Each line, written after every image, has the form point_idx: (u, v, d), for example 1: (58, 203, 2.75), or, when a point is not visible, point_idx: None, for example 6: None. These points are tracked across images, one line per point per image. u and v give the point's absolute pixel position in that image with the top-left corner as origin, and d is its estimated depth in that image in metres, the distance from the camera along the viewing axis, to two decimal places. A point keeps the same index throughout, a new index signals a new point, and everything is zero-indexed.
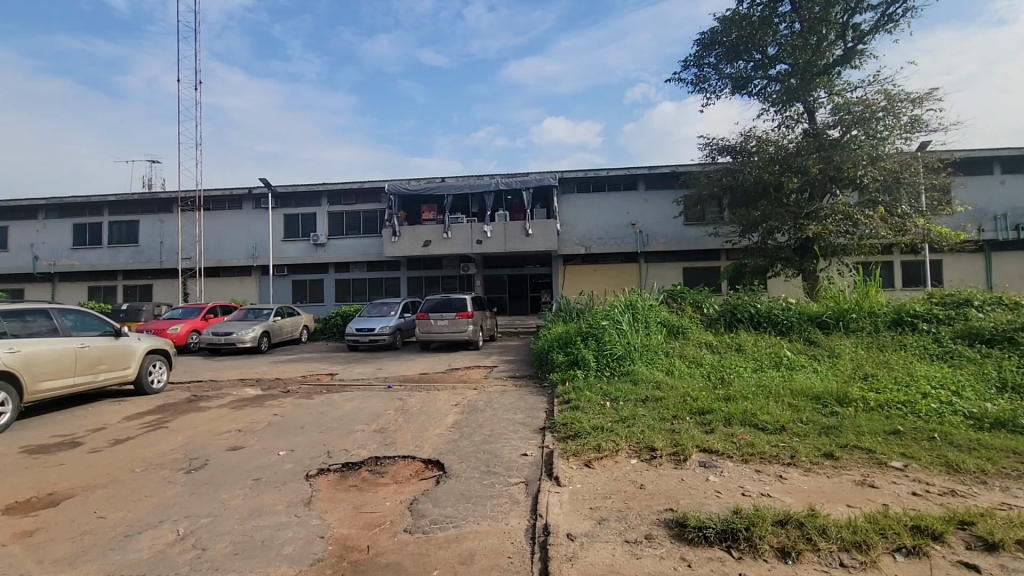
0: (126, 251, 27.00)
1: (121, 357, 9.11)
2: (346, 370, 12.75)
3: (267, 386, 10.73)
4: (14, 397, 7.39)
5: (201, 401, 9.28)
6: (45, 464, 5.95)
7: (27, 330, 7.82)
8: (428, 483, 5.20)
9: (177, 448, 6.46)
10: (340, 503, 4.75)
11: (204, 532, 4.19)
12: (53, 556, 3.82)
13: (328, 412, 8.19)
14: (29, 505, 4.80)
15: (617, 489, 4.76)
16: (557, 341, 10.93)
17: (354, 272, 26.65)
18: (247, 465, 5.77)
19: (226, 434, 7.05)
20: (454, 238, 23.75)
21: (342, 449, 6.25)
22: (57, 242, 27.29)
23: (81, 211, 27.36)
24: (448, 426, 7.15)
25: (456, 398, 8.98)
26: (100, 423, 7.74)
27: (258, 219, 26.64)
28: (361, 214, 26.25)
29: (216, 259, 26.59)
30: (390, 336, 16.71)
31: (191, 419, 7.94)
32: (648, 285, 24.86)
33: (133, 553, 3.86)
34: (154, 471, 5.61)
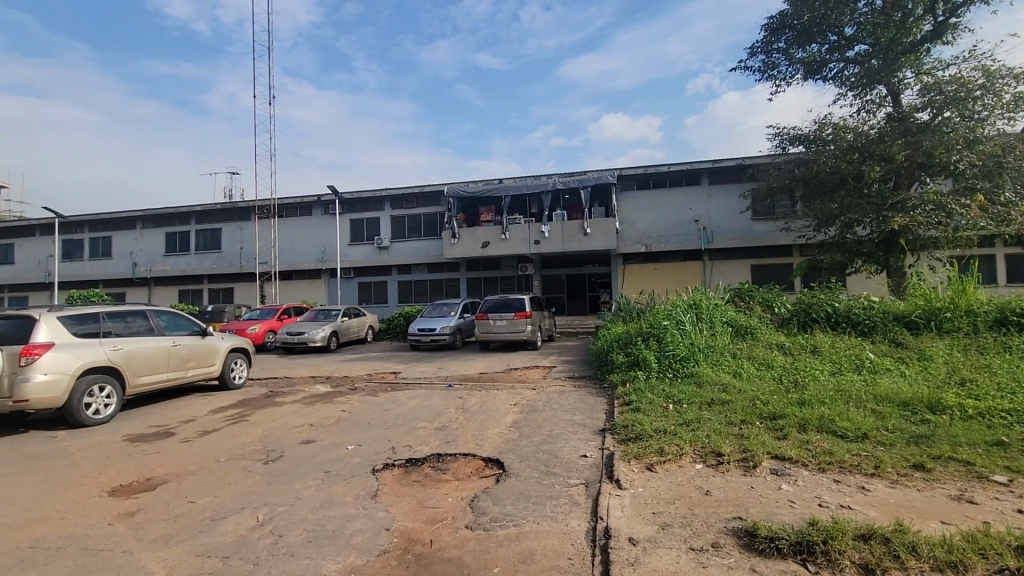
0: (211, 256, 29.21)
1: (207, 355, 9.87)
2: (409, 368, 13.16)
3: (336, 383, 11.26)
4: (118, 390, 8.19)
5: (277, 397, 9.89)
6: (144, 451, 6.55)
7: (129, 330, 8.64)
8: (488, 481, 5.26)
9: (257, 440, 6.92)
10: (404, 498, 4.90)
11: (280, 519, 4.46)
12: (152, 536, 4.20)
13: (393, 409, 8.48)
14: (131, 488, 5.30)
15: (681, 494, 4.60)
16: (617, 341, 10.75)
17: (415, 274, 27.44)
18: (318, 458, 6.09)
19: (300, 428, 7.47)
20: (512, 239, 23.91)
21: (405, 445, 6.45)
22: (152, 249, 29.95)
23: (172, 221, 29.88)
24: (507, 426, 7.21)
25: (515, 398, 9.04)
26: (190, 415, 8.43)
27: (327, 224, 28.03)
28: (421, 217, 27.00)
29: (289, 263, 28.23)
30: (451, 336, 17.08)
31: (268, 413, 8.47)
32: (713, 283, 23.91)
33: (218, 536, 4.17)
34: (237, 461, 6.04)
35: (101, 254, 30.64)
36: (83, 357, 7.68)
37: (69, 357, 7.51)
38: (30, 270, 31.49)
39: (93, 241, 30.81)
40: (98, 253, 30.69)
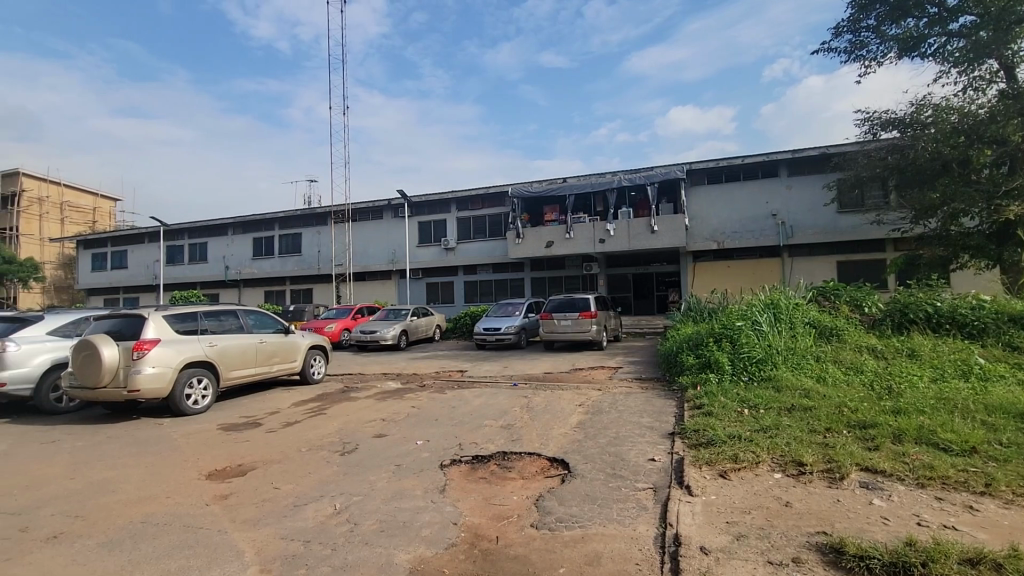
0: (292, 259, 31.23)
1: (289, 351, 10.55)
2: (475, 367, 13.41)
3: (405, 380, 11.68)
4: (214, 383, 8.95)
5: (351, 392, 10.40)
6: (235, 439, 7.12)
7: (222, 328, 9.41)
8: (553, 481, 5.26)
9: (334, 432, 7.32)
10: (471, 493, 5.00)
11: (356, 508, 4.69)
12: (243, 518, 4.56)
13: (459, 406, 8.67)
14: (225, 472, 5.78)
15: (758, 504, 4.36)
16: (687, 342, 10.37)
17: (481, 274, 27.88)
18: (389, 451, 6.34)
19: (372, 422, 7.82)
20: (576, 238, 23.71)
21: (472, 443, 6.57)
22: (242, 253, 32.46)
23: (258, 227, 32.23)
24: (572, 426, 7.16)
25: (580, 398, 8.97)
26: (275, 408, 9.06)
27: (397, 227, 29.13)
28: (486, 218, 27.41)
29: (362, 265, 29.60)
30: (515, 335, 17.21)
31: (344, 407, 8.94)
32: (793, 281, 22.47)
33: (301, 521, 4.45)
34: (316, 452, 6.42)
35: (198, 258, 33.61)
36: (184, 352, 8.46)
37: (172, 351, 8.30)
38: (140, 273, 35.11)
39: (192, 247, 33.86)
40: (195, 257, 33.69)
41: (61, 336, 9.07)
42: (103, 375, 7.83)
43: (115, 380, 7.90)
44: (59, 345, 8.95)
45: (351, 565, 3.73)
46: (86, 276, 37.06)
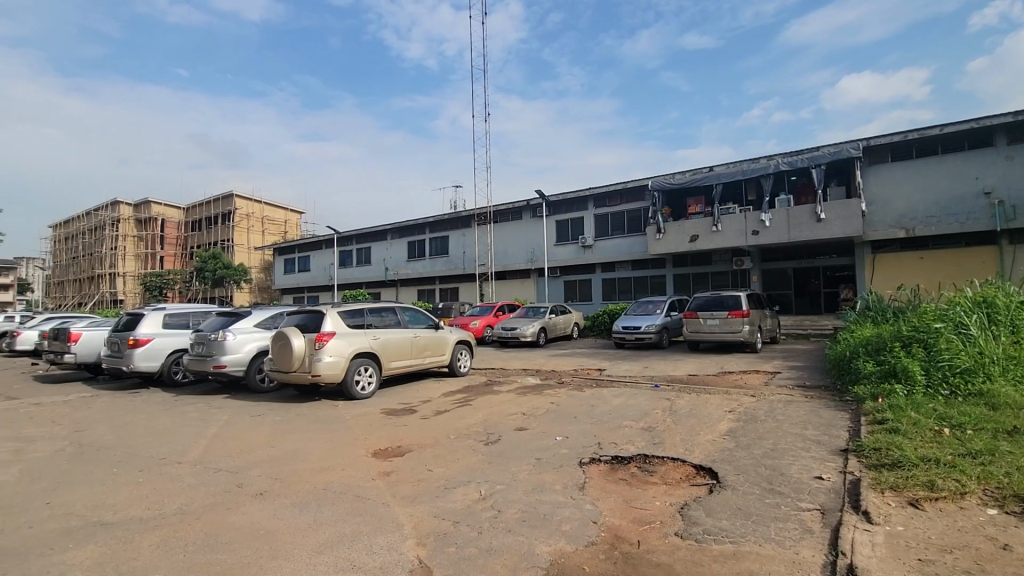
0: (440, 260, 33.79)
1: (439, 345, 11.42)
2: (614, 366, 13.18)
3: (544, 377, 11.92)
4: (377, 372, 10.05)
5: (494, 386, 10.93)
6: (395, 423, 7.92)
7: (383, 322, 10.51)
8: (700, 490, 4.94)
9: (479, 423, 7.75)
10: (611, 494, 4.92)
11: (500, 496, 4.90)
12: (403, 494, 5.05)
13: (598, 405, 8.60)
14: (387, 452, 6.46)
15: (964, 543, 3.61)
16: (865, 346, 8.99)
17: (619, 272, 27.30)
18: (530, 444, 6.53)
19: (514, 416, 8.12)
20: (725, 231, 21.98)
21: (611, 442, 6.46)
22: (399, 256, 35.99)
23: (412, 231, 35.48)
24: (721, 433, 6.66)
25: (730, 404, 8.31)
26: (428, 397, 9.88)
27: (535, 227, 29.84)
28: (625, 214, 26.75)
29: (503, 264, 30.88)
30: (657, 335, 16.55)
31: (488, 400, 9.41)
32: (1014, 274, 18.23)
33: (451, 503, 4.79)
34: (463, 440, 6.86)
35: (364, 262, 38.08)
36: (354, 344, 9.64)
37: (345, 343, 9.50)
38: (320, 275, 40.86)
39: (358, 251, 38.47)
40: (362, 261, 38.20)
41: (263, 328, 10.94)
42: (293, 361, 9.26)
43: (302, 366, 9.29)
44: (262, 335, 10.80)
45: (495, 550, 3.91)
46: (280, 278, 44.22)
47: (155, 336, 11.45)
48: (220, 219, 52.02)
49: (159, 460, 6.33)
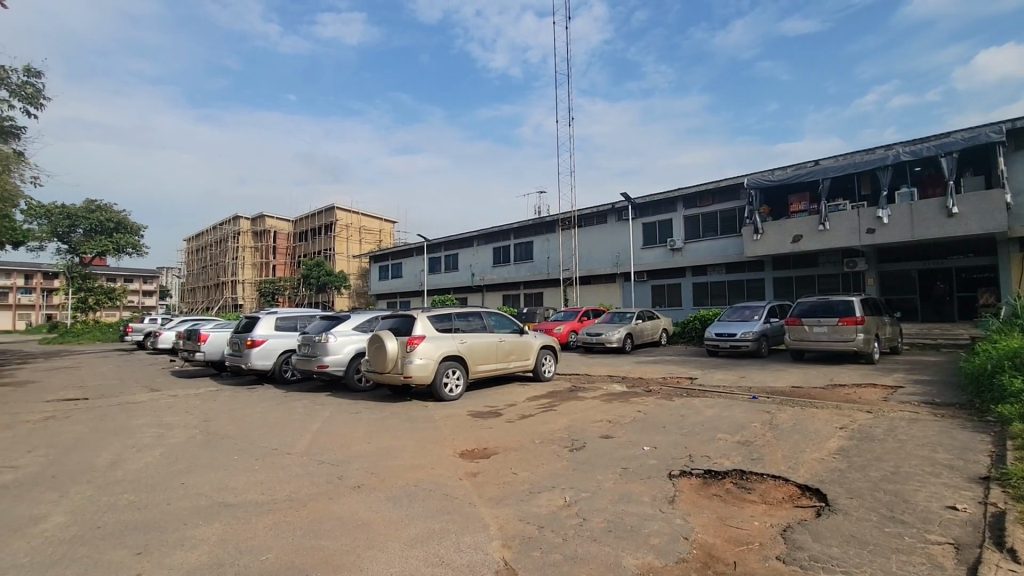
0: (525, 266, 34.16)
1: (524, 350, 11.53)
2: (706, 375, 12.52)
3: (632, 384, 11.57)
4: (464, 374, 10.35)
5: (579, 391, 10.81)
6: (481, 425, 8.08)
7: (470, 326, 10.79)
8: (805, 512, 4.53)
9: (563, 428, 7.71)
10: (703, 509, 4.66)
11: (585, 504, 4.83)
12: (488, 495, 5.14)
13: (689, 415, 8.20)
14: (474, 453, 6.61)
15: None
16: (1011, 359, 7.80)
17: (712, 275, 25.95)
18: (616, 453, 6.36)
19: (599, 423, 7.97)
20: (834, 230, 20.14)
21: (704, 455, 6.13)
22: (484, 262, 36.88)
23: (497, 237, 36.22)
24: (830, 451, 6.07)
25: (841, 420, 7.57)
26: (513, 401, 9.99)
27: (621, 230, 29.22)
28: (718, 214, 25.42)
29: (588, 269, 30.56)
30: (754, 342, 15.49)
31: (573, 406, 9.32)
32: None
33: (536, 507, 4.80)
34: (548, 445, 6.84)
35: (452, 268, 39.47)
36: (443, 347, 10.00)
37: (434, 346, 9.88)
38: (411, 281, 42.91)
39: (447, 258, 39.95)
40: (450, 267, 39.62)
41: (360, 332, 11.68)
42: (387, 363, 9.78)
43: (394, 368, 9.78)
44: (359, 338, 11.54)
45: (580, 557, 3.85)
46: (376, 284, 47.01)
47: (269, 337, 12.62)
48: (323, 230, 56.40)
49: (272, 450, 6.96)
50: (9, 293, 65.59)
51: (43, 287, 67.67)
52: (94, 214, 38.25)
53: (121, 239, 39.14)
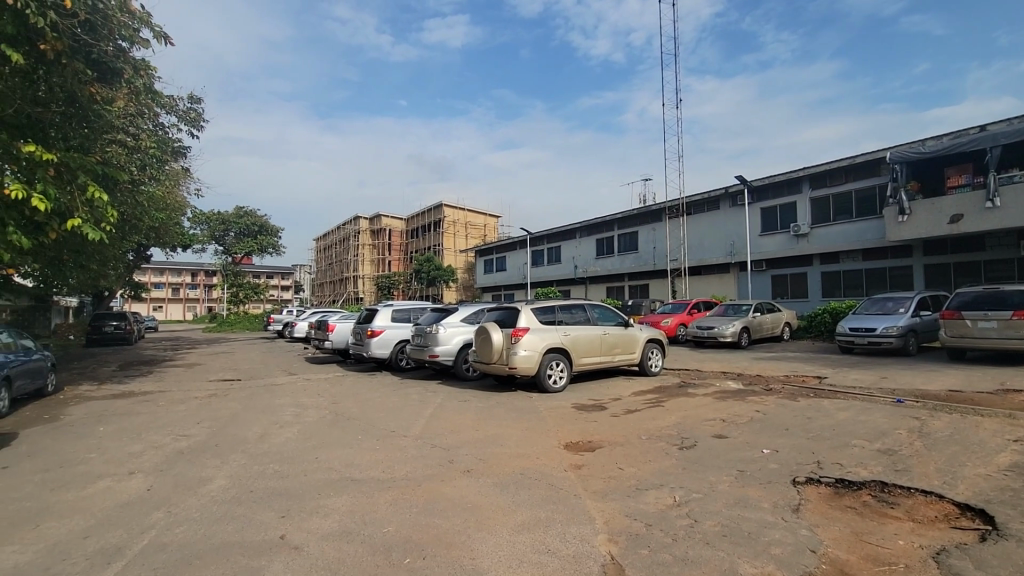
0: (630, 257, 33.22)
1: (629, 344, 11.27)
2: (837, 374, 11.28)
3: (749, 382, 10.76)
4: (567, 367, 10.36)
5: (689, 388, 10.30)
6: (585, 418, 8.04)
7: (573, 319, 10.76)
8: (965, 534, 3.91)
9: (672, 425, 7.41)
10: (835, 522, 4.21)
11: (697, 505, 4.60)
12: (594, 489, 5.11)
13: (817, 418, 7.45)
14: (578, 446, 6.60)
15: None
16: None
17: (845, 263, 23.29)
18: (731, 454, 5.98)
19: (712, 421, 7.54)
20: (1006, 207, 17.07)
21: (835, 462, 5.54)
22: (588, 254, 36.46)
23: (600, 228, 35.61)
24: (999, 467, 5.18)
25: (1014, 431, 6.41)
26: (618, 395, 9.80)
27: (736, 216, 27.24)
28: (853, 194, 22.70)
29: (699, 259, 28.95)
30: (899, 339, 13.61)
31: (682, 402, 8.91)
32: None
33: (643, 505, 4.66)
34: (655, 441, 6.62)
35: (554, 260, 39.55)
36: (547, 339, 10.09)
37: (538, 338, 10.00)
38: (515, 274, 43.70)
39: (550, 251, 40.12)
40: (552, 259, 39.73)
41: (468, 323, 12.17)
42: (493, 353, 10.08)
43: (500, 359, 10.04)
44: (467, 329, 12.03)
45: (691, 559, 3.69)
46: (481, 277, 48.49)
47: (386, 328, 13.62)
48: (432, 227, 59.38)
49: (390, 432, 7.53)
50: (181, 288, 77.61)
51: (206, 283, 79.17)
52: (243, 219, 43.95)
53: (264, 240, 44.53)
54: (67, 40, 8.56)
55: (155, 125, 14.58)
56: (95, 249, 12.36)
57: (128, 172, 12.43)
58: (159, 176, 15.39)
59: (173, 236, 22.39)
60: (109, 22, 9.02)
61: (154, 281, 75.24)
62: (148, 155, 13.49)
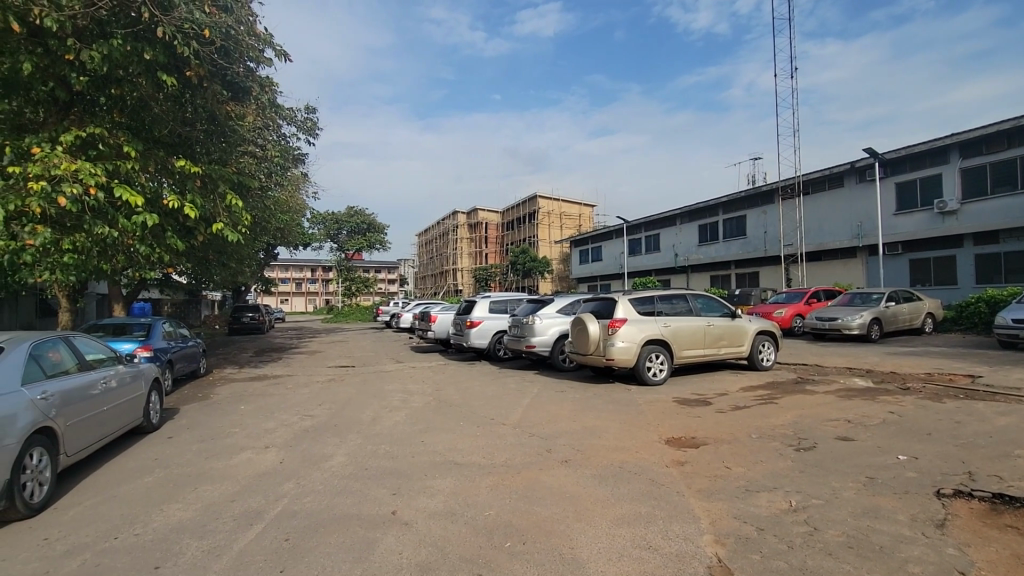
0: (737, 243, 31.08)
1: (737, 336, 10.59)
2: (995, 372, 9.70)
3: (881, 380, 9.60)
4: (668, 360, 9.97)
5: (808, 384, 9.44)
6: (688, 413, 7.69)
7: (674, 310, 10.31)
8: None
9: (788, 424, 6.83)
10: (991, 542, 3.64)
11: (817, 512, 4.22)
12: (698, 487, 4.87)
13: (969, 423, 6.46)
14: (681, 442, 6.33)
15: None
16: None
17: (1008, 243, 19.94)
18: (859, 459, 5.39)
19: (835, 422, 6.85)
20: None
21: (992, 475, 4.78)
22: (689, 241, 34.68)
23: (703, 214, 33.65)
24: None
25: None
26: (725, 390, 9.24)
27: (864, 194, 24.33)
28: (1019, 161, 19.33)
29: (819, 243, 26.35)
30: None
31: (799, 400, 8.20)
32: None
33: (754, 507, 4.37)
34: (768, 441, 6.16)
35: (653, 249, 38.15)
36: (646, 331, 9.77)
37: (636, 329, 9.72)
38: (612, 264, 42.78)
39: (648, 239, 38.73)
40: (651, 248, 38.36)
41: (564, 314, 12.16)
42: (589, 345, 9.96)
43: (597, 350, 9.90)
44: (563, 320, 12.02)
45: (809, 569, 3.40)
46: (577, 268, 48.07)
47: (485, 319, 14.03)
48: (528, 219, 59.89)
49: (490, 419, 7.77)
50: (303, 282, 85.91)
51: (324, 278, 86.88)
52: (353, 218, 47.32)
53: (371, 237, 47.70)
54: (207, 65, 9.77)
55: (279, 135, 16.18)
56: (234, 249, 14.07)
57: (258, 179, 13.95)
58: (282, 182, 17.08)
59: (296, 236, 24.77)
60: (240, 46, 10.15)
61: (281, 276, 84.01)
62: (274, 163, 15.04)
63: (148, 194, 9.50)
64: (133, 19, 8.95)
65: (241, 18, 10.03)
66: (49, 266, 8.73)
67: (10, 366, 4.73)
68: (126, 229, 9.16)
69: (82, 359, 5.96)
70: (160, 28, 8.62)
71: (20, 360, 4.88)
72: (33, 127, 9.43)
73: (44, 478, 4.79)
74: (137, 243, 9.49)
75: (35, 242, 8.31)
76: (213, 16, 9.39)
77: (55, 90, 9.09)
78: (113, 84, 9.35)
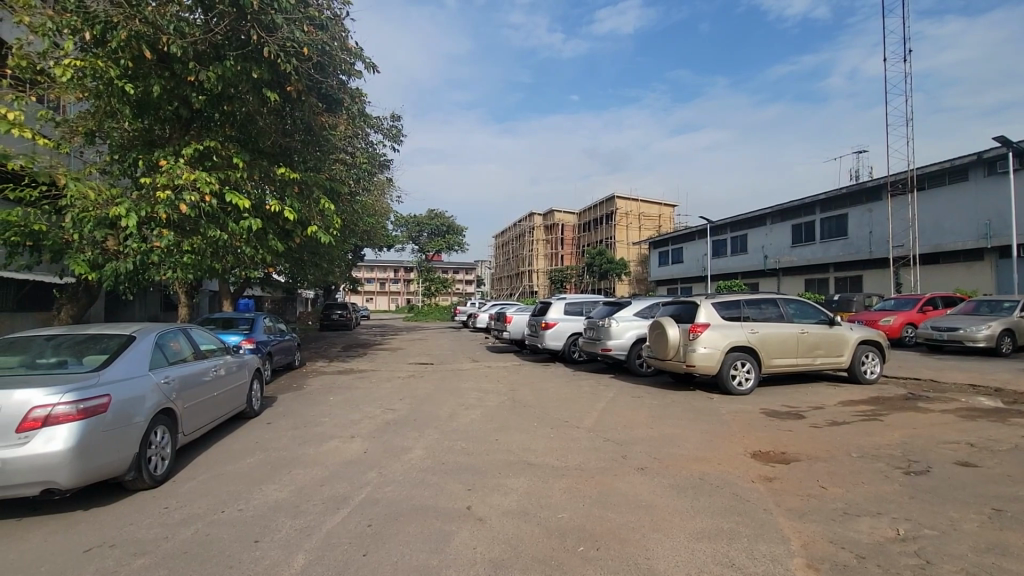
0: (836, 244, 28.60)
1: (835, 345, 9.76)
2: None
3: (1013, 399, 8.42)
4: (755, 368, 9.39)
5: (921, 401, 8.47)
6: (777, 426, 7.19)
7: (763, 315, 9.67)
8: None
9: (895, 444, 6.17)
10: None
11: (930, 544, 3.77)
12: (788, 506, 4.53)
13: None
14: (769, 456, 5.92)
15: None
16: None
17: None
18: (983, 488, 4.75)
19: (954, 444, 6.08)
20: None
21: None
22: (781, 242, 32.40)
23: (797, 213, 31.33)
24: None
25: None
26: (821, 403, 8.52)
27: (994, 189, 21.47)
28: None
29: (937, 244, 23.65)
30: None
31: (908, 418, 7.38)
32: None
33: (853, 533, 3.99)
34: (871, 461, 5.60)
35: (740, 250, 36.12)
36: (730, 337, 9.26)
37: (720, 334, 9.24)
38: (693, 266, 41.02)
39: (734, 240, 36.70)
40: (737, 249, 36.33)
41: (642, 317, 11.81)
42: (668, 350, 9.57)
43: (676, 355, 9.50)
44: (640, 323, 11.70)
45: None
46: (655, 270, 46.51)
47: (560, 320, 13.97)
48: (605, 219, 58.87)
49: (564, 422, 7.72)
50: (387, 282, 90.54)
51: (406, 279, 90.95)
52: (434, 220, 49.25)
53: (450, 239, 49.43)
54: (304, 80, 10.55)
55: (367, 142, 17.13)
56: (326, 250, 15.10)
57: (348, 185, 14.88)
58: (370, 187, 18.12)
59: (381, 238, 26.13)
60: (334, 61, 10.88)
61: (367, 277, 89.13)
62: (362, 169, 15.91)
63: (253, 200, 10.43)
64: (243, 42, 9.85)
65: (335, 34, 10.70)
66: (172, 265, 9.84)
67: (139, 353, 5.39)
68: (234, 232, 10.14)
69: (197, 349, 6.66)
70: (266, 49, 9.47)
71: (146, 348, 5.53)
72: (160, 142, 10.65)
73: (166, 453, 5.40)
74: (244, 244, 10.49)
75: (161, 244, 9.47)
76: (310, 34, 10.13)
77: (178, 108, 10.23)
78: (225, 101, 10.30)
